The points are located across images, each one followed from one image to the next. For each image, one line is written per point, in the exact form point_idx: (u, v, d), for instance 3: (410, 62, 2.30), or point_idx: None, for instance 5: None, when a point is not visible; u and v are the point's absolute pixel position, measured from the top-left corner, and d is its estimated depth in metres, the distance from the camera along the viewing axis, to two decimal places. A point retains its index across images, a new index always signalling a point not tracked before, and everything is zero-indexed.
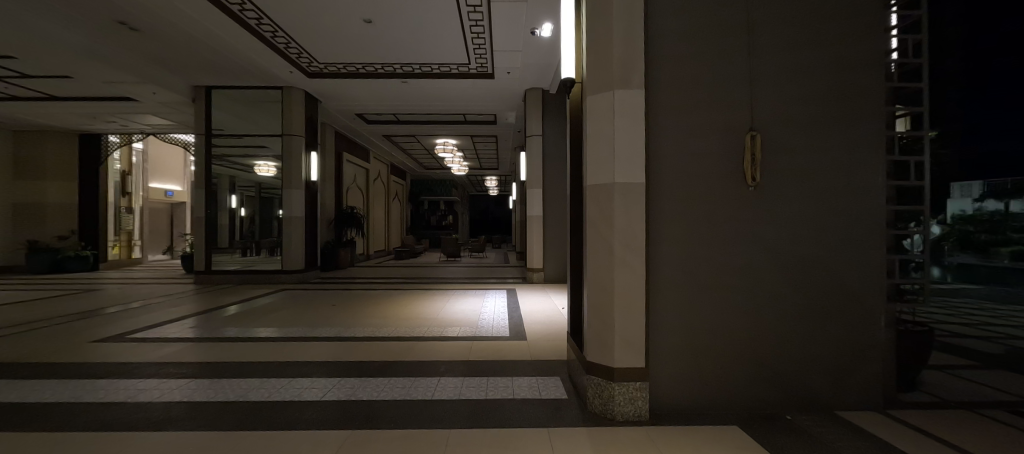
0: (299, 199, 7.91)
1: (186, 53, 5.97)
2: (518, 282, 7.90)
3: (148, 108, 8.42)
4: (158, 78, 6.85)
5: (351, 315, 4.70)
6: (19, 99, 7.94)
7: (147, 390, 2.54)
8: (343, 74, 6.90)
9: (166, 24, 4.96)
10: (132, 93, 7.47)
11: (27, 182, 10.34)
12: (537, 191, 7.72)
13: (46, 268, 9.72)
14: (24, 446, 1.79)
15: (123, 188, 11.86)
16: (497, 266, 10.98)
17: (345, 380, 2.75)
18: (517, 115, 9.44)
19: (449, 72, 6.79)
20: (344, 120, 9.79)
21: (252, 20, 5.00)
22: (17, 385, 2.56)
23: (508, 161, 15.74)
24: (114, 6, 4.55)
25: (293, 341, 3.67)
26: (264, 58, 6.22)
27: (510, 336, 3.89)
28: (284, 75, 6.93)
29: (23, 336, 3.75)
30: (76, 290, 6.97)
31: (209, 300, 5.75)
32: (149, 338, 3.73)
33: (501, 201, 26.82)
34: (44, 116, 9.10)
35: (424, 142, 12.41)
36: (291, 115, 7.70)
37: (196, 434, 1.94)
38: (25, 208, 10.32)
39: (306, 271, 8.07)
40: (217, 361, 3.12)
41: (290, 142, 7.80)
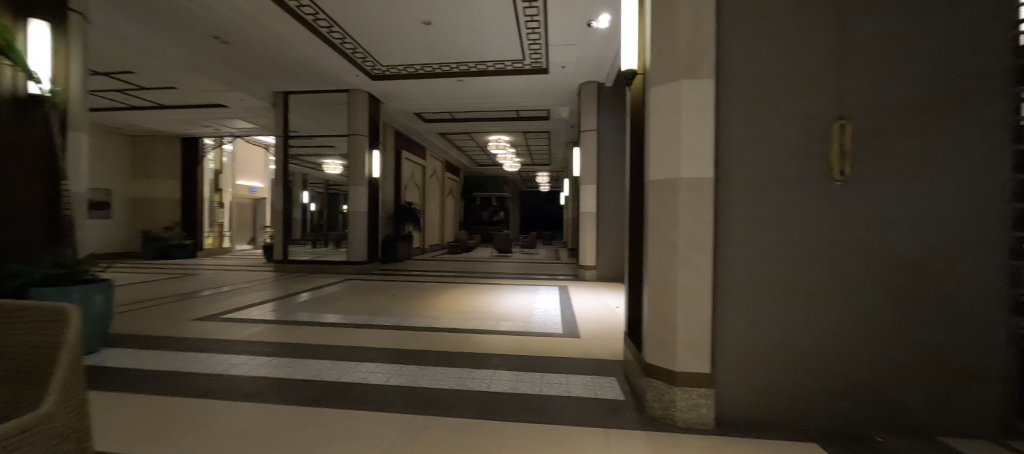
0: (362, 194, 8.44)
1: (264, 62, 6.56)
2: (570, 278, 7.83)
3: (235, 113, 9.40)
4: (244, 86, 7.59)
5: (411, 306, 4.91)
6: (139, 110, 9.32)
7: (237, 365, 2.86)
8: (403, 75, 7.21)
9: (250, 35, 5.45)
10: (223, 100, 8.38)
11: (143, 180, 12.03)
12: (591, 186, 7.53)
13: (150, 257, 11.05)
14: (147, 411, 2.10)
15: (217, 185, 13.36)
16: (549, 263, 10.89)
17: (406, 367, 2.90)
18: (571, 109, 9.29)
19: (503, 69, 6.85)
20: (402, 119, 10.27)
21: (324, 29, 5.39)
22: (139, 354, 3.01)
23: (560, 156, 15.61)
24: (209, 23, 5.09)
25: (357, 328, 3.91)
26: (332, 63, 6.67)
27: (563, 332, 3.88)
28: (351, 78, 7.38)
29: (141, 313, 4.36)
30: (179, 274, 8.00)
31: (283, 288, 6.27)
32: (237, 318, 4.19)
33: (552, 197, 26.81)
34: (155, 122, 10.51)
35: (477, 139, 12.63)
36: (357, 116, 8.19)
37: (281, 409, 2.17)
38: (140, 203, 11.98)
39: (368, 263, 8.59)
40: (293, 342, 3.43)
41: (354, 141, 8.29)
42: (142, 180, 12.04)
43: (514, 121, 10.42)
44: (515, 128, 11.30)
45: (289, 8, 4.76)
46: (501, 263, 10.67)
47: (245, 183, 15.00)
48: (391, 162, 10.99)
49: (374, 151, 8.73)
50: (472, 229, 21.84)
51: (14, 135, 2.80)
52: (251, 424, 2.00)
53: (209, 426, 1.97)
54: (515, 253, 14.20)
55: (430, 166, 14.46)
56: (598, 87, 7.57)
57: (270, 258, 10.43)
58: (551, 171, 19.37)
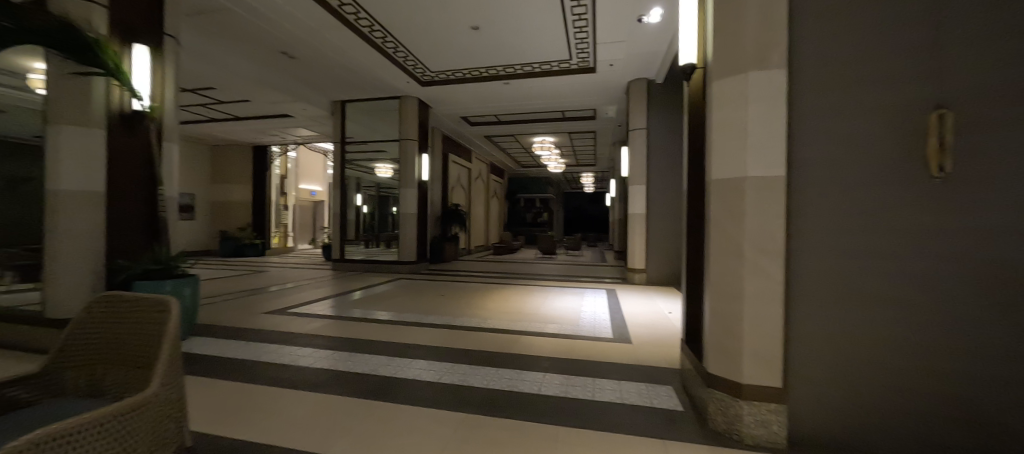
0: (412, 197, 8.82)
1: (324, 74, 7.04)
2: (617, 281, 7.64)
3: (298, 122, 10.16)
4: (307, 97, 8.19)
5: (459, 306, 5.03)
6: (217, 122, 10.36)
7: (303, 357, 3.09)
8: (452, 80, 7.43)
9: (313, 49, 5.86)
10: (288, 111, 9.09)
11: (220, 185, 13.35)
12: (640, 187, 7.29)
13: (227, 254, 12.16)
14: (228, 402, 2.32)
15: (282, 189, 14.58)
16: (594, 265, 10.70)
17: (457, 366, 2.97)
18: (618, 108, 9.05)
19: (548, 70, 6.85)
20: (448, 122, 10.55)
21: (379, 39, 5.67)
22: (221, 343, 3.32)
23: (605, 156, 15.27)
24: (277, 40, 5.54)
25: (408, 325, 4.07)
26: (383, 72, 7.01)
27: (612, 337, 3.79)
28: (402, 85, 7.71)
29: (221, 306, 4.84)
30: (250, 271, 8.78)
31: (339, 285, 6.66)
32: (301, 313, 4.52)
33: (596, 198, 26.30)
34: (231, 133, 11.63)
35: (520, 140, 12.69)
36: (407, 122, 8.52)
37: (344, 403, 2.31)
38: (217, 206, 13.29)
39: (416, 263, 8.91)
40: (353, 337, 3.63)
41: (405, 146, 8.64)
42: (220, 186, 13.35)
43: (558, 121, 10.35)
44: (558, 129, 11.22)
45: (347, 22, 5.05)
46: (545, 264, 10.63)
47: (305, 187, 16.17)
48: (438, 164, 11.32)
49: (422, 155, 9.03)
50: (514, 230, 21.99)
51: (121, 149, 3.20)
52: (324, 418, 2.13)
53: (285, 417, 2.13)
54: (558, 255, 14.09)
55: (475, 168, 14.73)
56: (648, 84, 7.30)
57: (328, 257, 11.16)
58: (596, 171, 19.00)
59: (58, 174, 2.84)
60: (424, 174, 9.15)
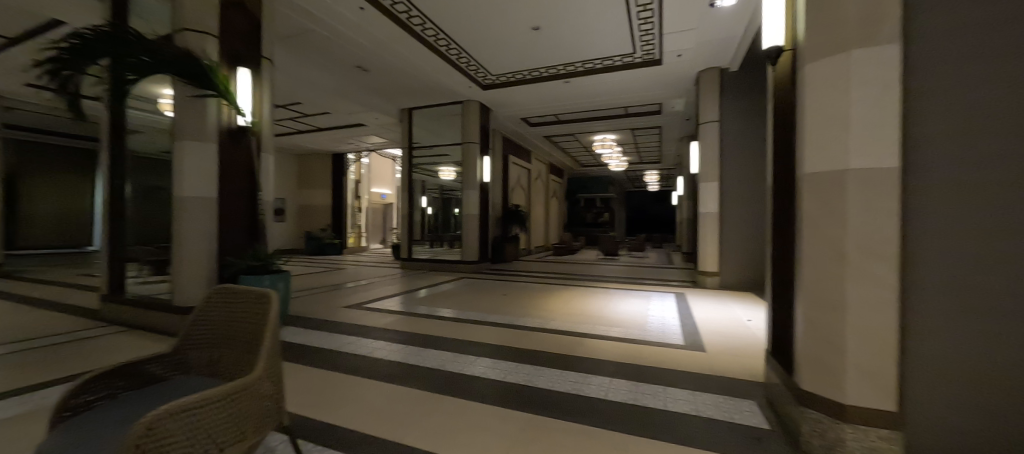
0: (473, 198, 9.20)
1: (391, 85, 7.54)
2: (685, 285, 7.25)
3: (369, 130, 11.01)
4: (379, 106, 8.84)
5: (521, 305, 5.11)
6: (302, 133, 11.56)
7: (377, 350, 3.34)
8: (513, 82, 7.55)
9: (384, 61, 6.29)
10: (362, 120, 9.90)
11: (305, 190, 14.92)
12: (712, 184, 6.82)
13: (313, 252, 13.57)
14: (315, 389, 2.57)
15: (357, 193, 15.69)
16: (659, 266, 10.23)
17: (521, 365, 3.02)
18: (686, 101, 8.51)
19: (611, 65, 6.66)
20: (509, 125, 10.82)
21: (443, 47, 5.93)
22: (309, 333, 3.70)
23: (671, 152, 14.46)
24: (352, 55, 6.02)
25: (472, 323, 4.22)
26: (448, 78, 7.31)
27: (683, 344, 3.61)
28: (465, 90, 7.99)
29: (309, 299, 5.40)
30: (329, 268, 9.70)
31: (407, 283, 7.08)
32: (374, 308, 4.88)
33: (661, 197, 24.99)
34: (315, 143, 12.93)
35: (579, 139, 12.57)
36: (469, 125, 8.87)
37: (416, 396, 2.45)
38: (303, 209, 14.86)
39: (478, 262, 9.25)
40: (422, 332, 3.84)
41: (467, 148, 9.04)
42: (305, 190, 14.92)
43: (619, 118, 10.07)
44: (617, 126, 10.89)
45: (415, 33, 5.36)
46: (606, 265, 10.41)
47: (378, 191, 17.39)
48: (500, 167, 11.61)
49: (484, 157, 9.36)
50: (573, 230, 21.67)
51: (230, 160, 3.67)
52: (400, 410, 2.27)
53: (365, 407, 2.32)
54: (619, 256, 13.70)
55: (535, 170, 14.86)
56: (721, 73, 6.80)
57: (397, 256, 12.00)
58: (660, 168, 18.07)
59: (185, 182, 3.36)
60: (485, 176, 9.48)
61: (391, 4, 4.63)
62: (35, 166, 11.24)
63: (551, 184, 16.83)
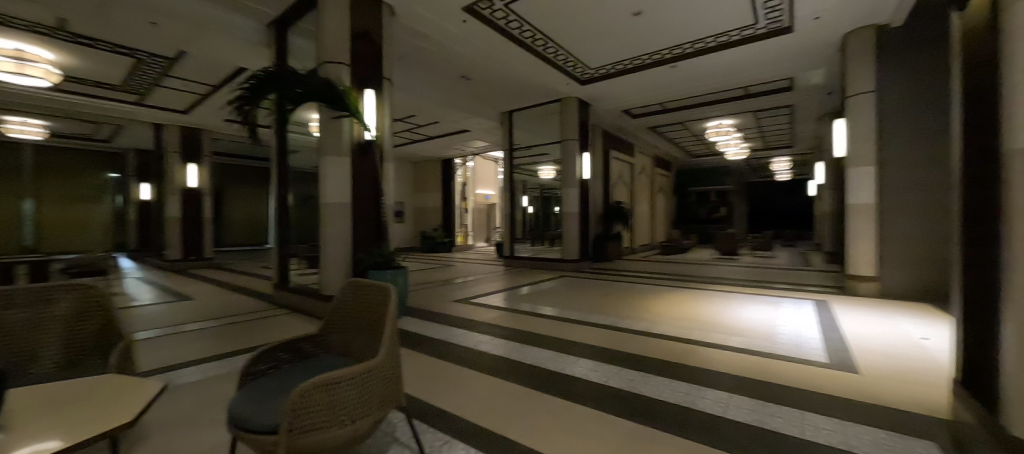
0: (574, 197, 9.13)
1: (490, 91, 7.96)
2: (830, 291, 6.05)
3: (474, 135, 11.83)
4: (482, 111, 9.40)
5: (627, 307, 4.87)
6: (417, 143, 12.98)
7: (482, 343, 3.52)
8: (613, 73, 7.29)
9: (484, 68, 6.65)
10: (468, 126, 10.69)
11: (420, 194, 16.70)
12: (865, 169, 5.62)
13: (426, 250, 14.94)
14: (425, 377, 2.81)
15: (464, 195, 16.95)
16: (792, 268, 8.76)
17: (624, 371, 2.86)
18: (828, 71, 7.12)
19: (728, 42, 5.92)
20: (610, 117, 10.48)
21: (541, 47, 6.01)
22: (423, 324, 4.08)
23: (806, 133, 12.21)
24: (457, 66, 6.49)
25: (574, 323, 4.16)
26: (550, 78, 7.38)
27: (831, 363, 3.01)
28: (563, 87, 7.99)
29: (425, 293, 5.95)
30: (441, 264, 10.70)
31: (510, 280, 7.35)
32: (480, 303, 5.16)
33: (797, 187, 21.21)
34: (428, 151, 14.40)
35: (688, 127, 11.56)
36: (569, 123, 8.85)
37: (521, 393, 2.50)
38: (419, 211, 16.66)
39: (580, 261, 9.14)
40: (522, 330, 3.92)
41: (567, 147, 9.00)
42: (420, 195, 16.68)
43: (738, 100, 8.92)
44: (729, 110, 9.71)
45: (514, 37, 5.52)
46: (722, 266, 9.33)
47: (482, 192, 18.42)
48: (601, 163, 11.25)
49: (585, 154, 9.19)
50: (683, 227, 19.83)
51: (364, 169, 4.22)
52: (500, 404, 2.35)
53: (474, 398, 2.45)
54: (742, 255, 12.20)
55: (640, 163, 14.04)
56: (880, 32, 5.58)
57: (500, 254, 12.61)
58: (792, 152, 15.40)
59: (328, 189, 4.02)
60: (585, 173, 9.28)
61: (490, 12, 4.84)
62: (233, 184, 14.78)
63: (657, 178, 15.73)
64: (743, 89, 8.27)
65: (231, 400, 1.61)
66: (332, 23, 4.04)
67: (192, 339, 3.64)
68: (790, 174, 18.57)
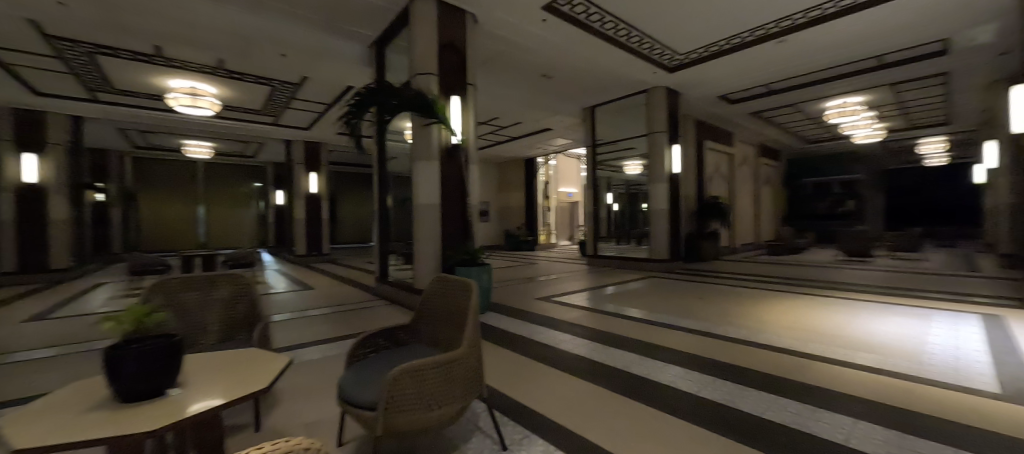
0: (663, 192, 8.60)
1: (566, 88, 7.94)
2: (1010, 305, 4.75)
3: (557, 133, 11.89)
4: (562, 108, 9.41)
5: (728, 313, 4.43)
6: (501, 144, 13.52)
7: (563, 342, 3.51)
8: (706, 57, 6.67)
9: (562, 65, 6.62)
10: (550, 124, 10.82)
11: (504, 193, 17.35)
12: None
13: (511, 248, 15.47)
14: (507, 372, 2.89)
15: (547, 193, 17.21)
16: (948, 275, 7.11)
17: (719, 383, 2.60)
18: (1003, 25, 5.60)
19: (852, 5, 5.01)
20: (703, 105, 9.65)
21: (623, 37, 5.76)
22: (504, 320, 4.21)
23: (970, 105, 9.71)
24: (536, 65, 6.55)
25: (663, 327, 3.92)
26: (631, 69, 7.04)
27: (1002, 392, 2.38)
28: (649, 77, 7.56)
29: (509, 290, 6.12)
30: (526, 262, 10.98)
31: (593, 279, 7.23)
32: (563, 302, 5.15)
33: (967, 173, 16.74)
34: (512, 151, 14.91)
35: (803, 109, 10.10)
36: (655, 114, 8.38)
37: (604, 397, 2.42)
38: (504, 210, 17.32)
39: (670, 261, 8.62)
40: (606, 331, 3.81)
41: (654, 139, 8.52)
42: (504, 194, 17.34)
43: (866, 74, 7.54)
44: (850, 86, 8.27)
45: (594, 29, 5.38)
46: (847, 269, 7.98)
47: (565, 190, 18.48)
48: (692, 157, 10.44)
49: (675, 145, 8.59)
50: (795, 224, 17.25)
51: (451, 171, 4.48)
52: (581, 406, 2.31)
53: (554, 398, 2.44)
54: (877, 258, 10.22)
55: (738, 154, 12.67)
56: None
57: (584, 253, 12.52)
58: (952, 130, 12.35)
59: (420, 191, 4.35)
60: (674, 167, 8.67)
61: (571, 8, 4.81)
62: (344, 188, 16.98)
63: (761, 168, 14.04)
64: (877, 59, 6.95)
65: (343, 378, 1.86)
66: (421, 38, 4.38)
67: (314, 323, 4.27)
68: (943, 160, 15.12)
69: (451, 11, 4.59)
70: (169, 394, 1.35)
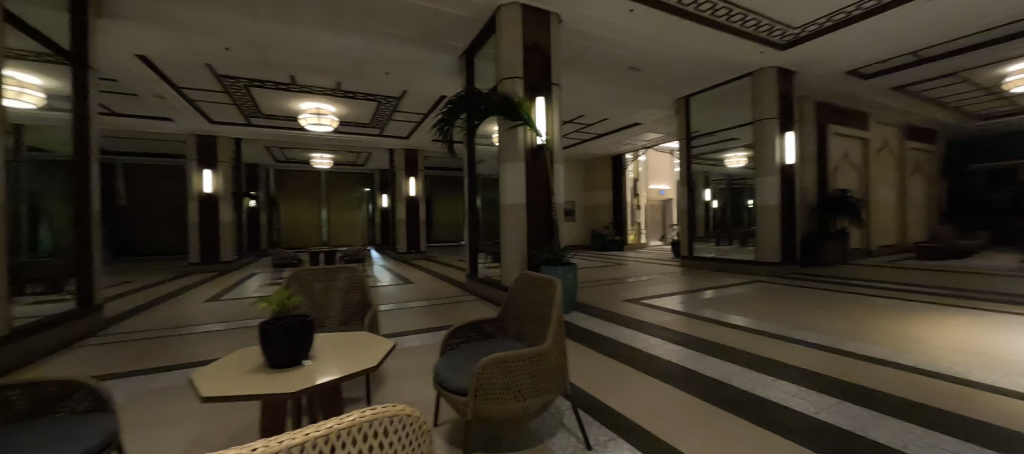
0: (774, 186, 7.59)
1: (653, 79, 7.52)
2: None
3: (649, 126, 11.30)
4: (651, 100, 8.92)
5: (862, 327, 3.78)
6: (588, 142, 13.35)
7: (653, 345, 3.37)
8: (828, 29, 5.72)
9: (649, 56, 6.29)
10: (639, 118, 10.36)
11: (590, 191, 17.11)
12: None
13: (597, 248, 15.19)
14: (593, 372, 2.87)
15: (636, 191, 16.53)
16: None
17: (842, 404, 2.26)
18: None
19: None
20: (827, 85, 8.31)
21: (722, 17, 5.25)
22: (589, 320, 4.18)
23: None
24: (622, 58, 6.32)
25: (774, 338, 3.52)
26: (731, 51, 6.33)
27: None
28: (754, 58, 6.76)
29: (596, 290, 6.02)
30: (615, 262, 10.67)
31: (689, 282, 6.76)
32: (654, 305, 4.91)
33: None
34: (597, 148, 14.62)
35: (972, 77, 8.07)
36: (763, 98, 7.49)
37: (701, 408, 2.27)
38: (591, 209, 17.07)
39: (782, 264, 7.62)
40: (703, 337, 3.56)
41: (763, 127, 7.62)
42: (591, 193, 17.09)
43: None
44: None
45: (688, 13, 5.00)
46: None
47: (656, 187, 17.55)
48: (811, 145, 9.06)
49: (789, 132, 7.55)
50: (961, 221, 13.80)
51: (535, 172, 4.58)
52: (672, 414, 2.19)
53: (642, 402, 2.36)
54: None
55: (874, 139, 10.63)
56: None
57: (677, 253, 11.73)
58: None
59: (506, 192, 4.53)
60: (788, 157, 7.60)
61: None
62: (438, 191, 18.35)
63: (908, 154, 11.56)
64: None
65: (440, 363, 2.04)
66: (507, 43, 4.53)
67: (415, 313, 4.72)
68: None
69: (536, 13, 4.66)
70: (305, 364, 1.62)
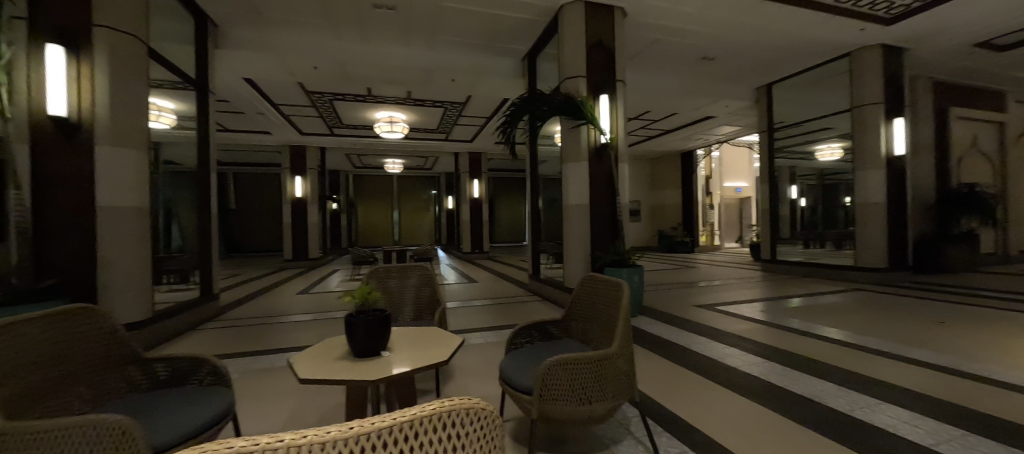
0: (876, 181, 6.68)
1: (724, 68, 7.01)
2: None
3: (721, 119, 10.57)
4: (722, 92, 8.34)
5: (1000, 348, 3.19)
6: (653, 139, 12.85)
7: (730, 355, 3.17)
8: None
9: (722, 43, 5.85)
10: (711, 111, 9.74)
11: (655, 190, 16.43)
12: None
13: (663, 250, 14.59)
14: (663, 380, 2.77)
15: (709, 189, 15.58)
16: None
17: (963, 435, 1.95)
18: None
19: None
20: (944, 61, 7.13)
21: None
22: (658, 326, 4.02)
23: None
24: (692, 47, 5.93)
25: (879, 355, 3.11)
26: (821, 30, 5.65)
27: None
28: (852, 36, 5.99)
29: (667, 295, 5.75)
30: (684, 265, 10.17)
31: (775, 288, 6.20)
32: (731, 312, 4.59)
33: None
34: (665, 145, 13.99)
35: None
36: (863, 82, 6.63)
37: (785, 425, 2.10)
38: (656, 208, 16.41)
39: (889, 270, 6.68)
40: (790, 350, 3.25)
41: (863, 113, 6.73)
42: (657, 191, 16.41)
43: None
44: None
45: None
46: None
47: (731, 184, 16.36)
48: (924, 132, 7.81)
49: (898, 118, 6.59)
50: None
51: (598, 173, 4.50)
52: (749, 430, 2.05)
53: (718, 416, 2.23)
54: None
55: (1015, 121, 8.84)
56: None
57: (755, 256, 10.83)
58: None
59: (570, 193, 4.52)
60: (897, 148, 6.65)
61: None
62: (499, 192, 18.76)
63: None
64: None
65: (508, 360, 2.11)
66: (569, 43, 4.51)
67: (481, 311, 4.90)
68: None
69: (599, 10, 4.57)
70: (384, 355, 1.77)
